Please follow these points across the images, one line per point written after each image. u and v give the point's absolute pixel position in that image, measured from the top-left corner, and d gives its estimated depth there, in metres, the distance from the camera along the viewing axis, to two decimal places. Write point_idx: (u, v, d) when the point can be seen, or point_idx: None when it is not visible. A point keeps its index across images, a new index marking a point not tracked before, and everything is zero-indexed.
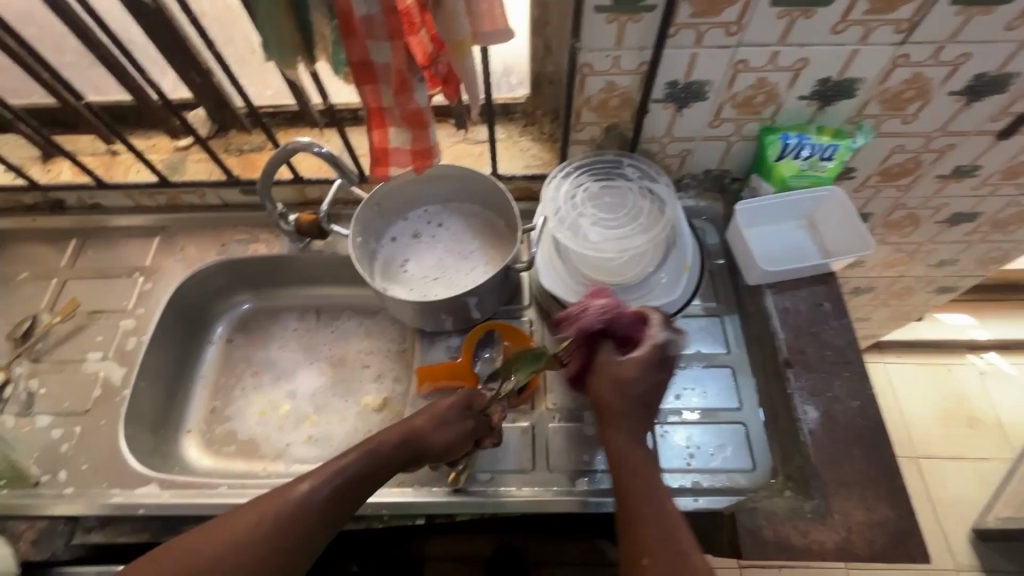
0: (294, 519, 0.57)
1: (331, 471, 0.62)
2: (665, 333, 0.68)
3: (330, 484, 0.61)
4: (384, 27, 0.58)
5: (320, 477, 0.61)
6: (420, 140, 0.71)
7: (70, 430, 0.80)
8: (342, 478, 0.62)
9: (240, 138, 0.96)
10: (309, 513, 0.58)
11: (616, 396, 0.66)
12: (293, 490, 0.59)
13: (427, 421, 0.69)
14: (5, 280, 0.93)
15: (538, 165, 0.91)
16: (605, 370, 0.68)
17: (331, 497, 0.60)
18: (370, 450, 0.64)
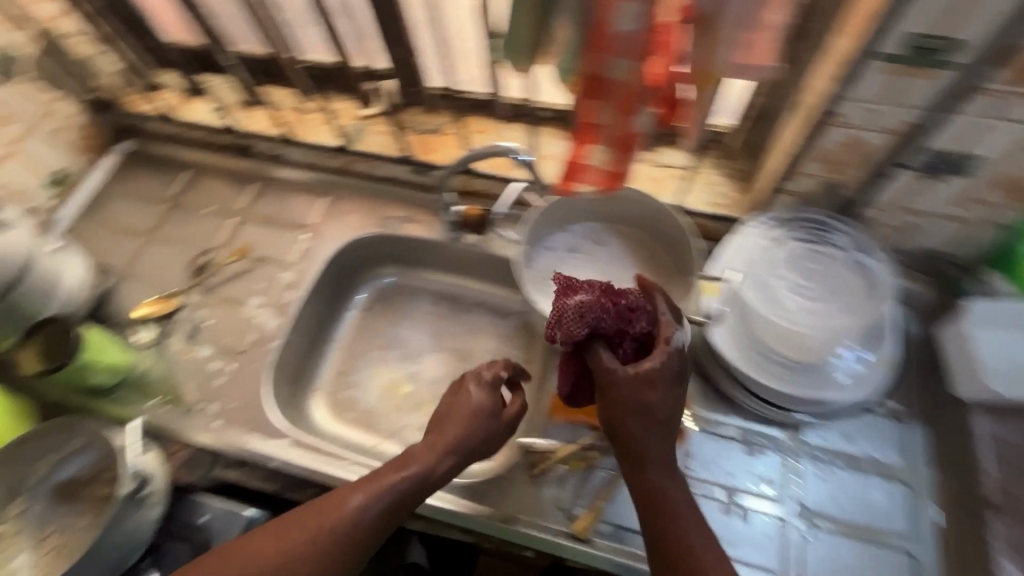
0: (347, 532, 0.59)
1: (378, 485, 0.62)
2: (676, 338, 0.64)
3: (377, 504, 0.61)
4: (635, 47, 0.53)
5: (371, 489, 0.62)
6: (623, 163, 0.66)
7: (226, 367, 0.85)
8: (394, 495, 0.62)
9: (422, 117, 0.96)
10: (361, 526, 0.60)
11: (639, 428, 0.62)
12: (346, 499, 0.61)
13: (464, 427, 0.68)
14: (193, 210, 1.02)
15: (725, 204, 0.83)
16: (610, 388, 0.63)
17: (380, 516, 0.61)
18: (420, 468, 0.64)
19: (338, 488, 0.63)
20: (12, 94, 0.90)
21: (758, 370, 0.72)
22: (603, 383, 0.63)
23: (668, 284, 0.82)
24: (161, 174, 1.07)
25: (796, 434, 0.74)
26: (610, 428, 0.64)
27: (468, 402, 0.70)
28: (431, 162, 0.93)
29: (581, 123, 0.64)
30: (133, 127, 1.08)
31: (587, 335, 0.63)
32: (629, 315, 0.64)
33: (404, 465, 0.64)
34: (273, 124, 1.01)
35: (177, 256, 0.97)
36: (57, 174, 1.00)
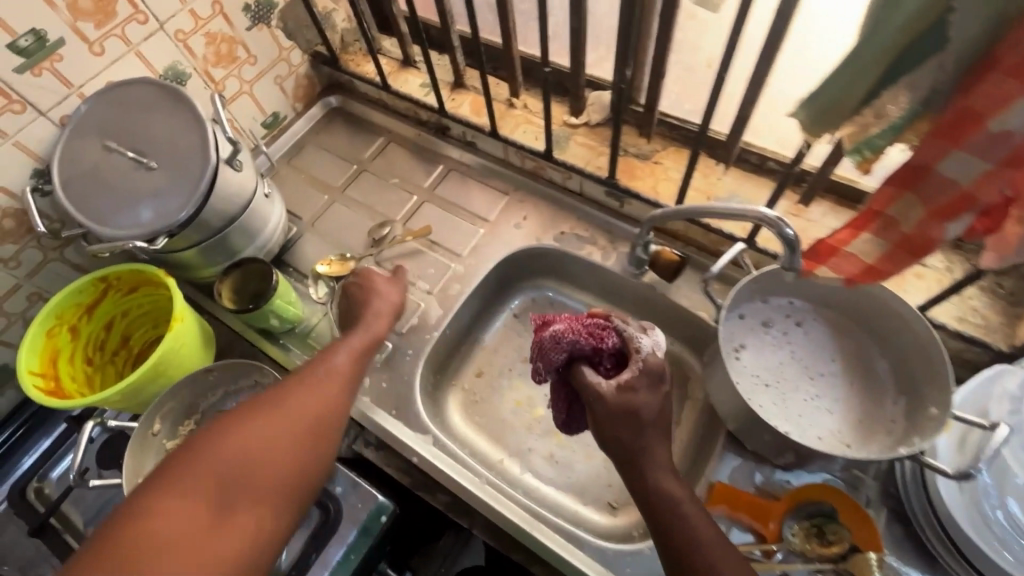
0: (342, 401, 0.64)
1: (338, 346, 0.70)
2: (642, 343, 0.65)
3: (335, 355, 0.69)
4: (1006, 151, 0.43)
5: (336, 348, 0.70)
6: (896, 265, 0.56)
7: (384, 344, 0.86)
8: (354, 347, 0.71)
9: (630, 138, 0.89)
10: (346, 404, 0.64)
11: (626, 418, 0.61)
12: (333, 370, 0.66)
13: (381, 321, 0.76)
14: (380, 177, 1.04)
15: (980, 326, 0.69)
16: (623, 411, 0.61)
17: (354, 377, 0.67)
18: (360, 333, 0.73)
19: (315, 358, 0.68)
20: (259, 39, 0.95)
21: (987, 542, 0.58)
22: (596, 406, 0.62)
23: (881, 396, 0.71)
24: (358, 134, 1.10)
25: None
26: (605, 443, 0.62)
27: (389, 298, 0.80)
28: (633, 189, 0.86)
29: (866, 208, 0.55)
30: (343, 84, 1.12)
31: (564, 361, 0.65)
32: (601, 332, 0.65)
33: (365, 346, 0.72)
34: (477, 111, 0.99)
35: (358, 220, 0.99)
36: (273, 116, 1.06)
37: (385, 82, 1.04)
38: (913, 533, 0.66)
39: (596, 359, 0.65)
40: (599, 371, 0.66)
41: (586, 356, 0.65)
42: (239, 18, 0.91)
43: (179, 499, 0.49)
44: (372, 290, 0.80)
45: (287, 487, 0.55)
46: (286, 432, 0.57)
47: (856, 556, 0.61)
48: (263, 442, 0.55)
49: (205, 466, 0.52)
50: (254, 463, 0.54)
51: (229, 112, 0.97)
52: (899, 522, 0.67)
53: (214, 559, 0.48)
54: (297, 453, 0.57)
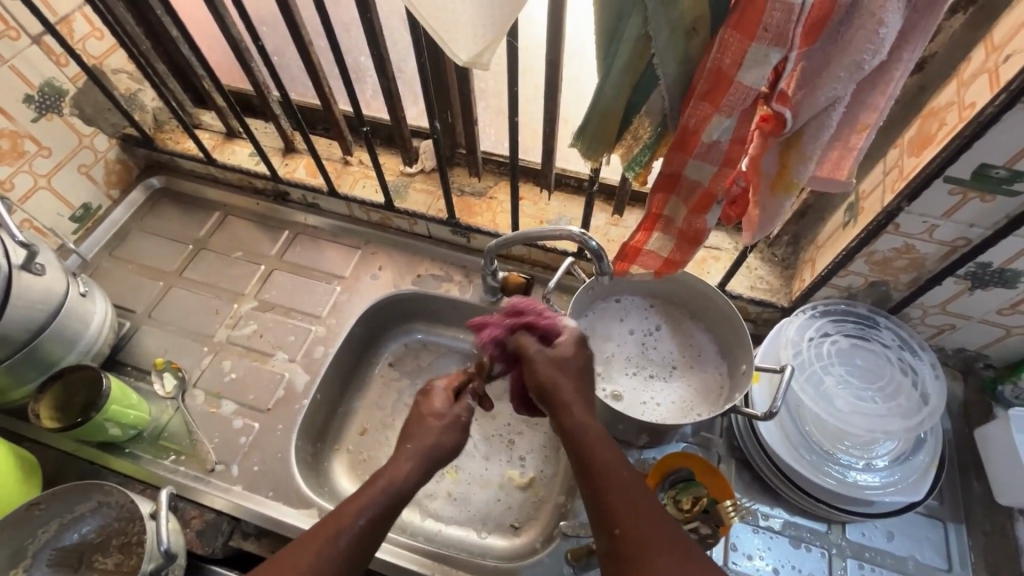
0: (351, 546, 0.57)
1: (366, 497, 0.60)
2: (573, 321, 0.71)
3: (363, 517, 0.59)
4: (723, 155, 0.53)
5: (367, 499, 0.60)
6: (682, 254, 0.67)
7: (250, 425, 0.82)
8: (382, 504, 0.60)
9: (464, 179, 0.96)
10: (349, 545, 0.57)
11: (634, 496, 0.56)
12: (350, 526, 0.58)
13: (409, 472, 0.63)
14: (221, 253, 0.99)
15: (765, 289, 0.84)
16: (617, 490, 0.57)
17: (361, 534, 0.58)
18: (385, 483, 0.62)
19: (342, 506, 0.59)
20: (51, 130, 0.88)
21: (808, 469, 0.71)
22: (593, 457, 0.59)
23: (714, 370, 0.81)
24: (189, 213, 1.04)
25: (840, 529, 0.74)
26: (608, 540, 0.55)
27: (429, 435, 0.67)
28: (475, 225, 0.92)
29: (647, 212, 0.66)
30: (163, 163, 1.06)
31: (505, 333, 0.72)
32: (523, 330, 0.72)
33: (370, 485, 0.62)
34: (313, 173, 1.00)
35: (203, 302, 0.94)
36: (83, 209, 0.97)
37: (211, 157, 1.01)
38: (758, 475, 0.77)
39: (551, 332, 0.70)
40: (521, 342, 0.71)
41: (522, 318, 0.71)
42: (21, 110, 0.83)
43: None
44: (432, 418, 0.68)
45: None
46: None
47: (715, 506, 0.69)
48: None
49: None
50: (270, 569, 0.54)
51: (23, 212, 0.87)
52: (747, 468, 0.78)
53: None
54: None
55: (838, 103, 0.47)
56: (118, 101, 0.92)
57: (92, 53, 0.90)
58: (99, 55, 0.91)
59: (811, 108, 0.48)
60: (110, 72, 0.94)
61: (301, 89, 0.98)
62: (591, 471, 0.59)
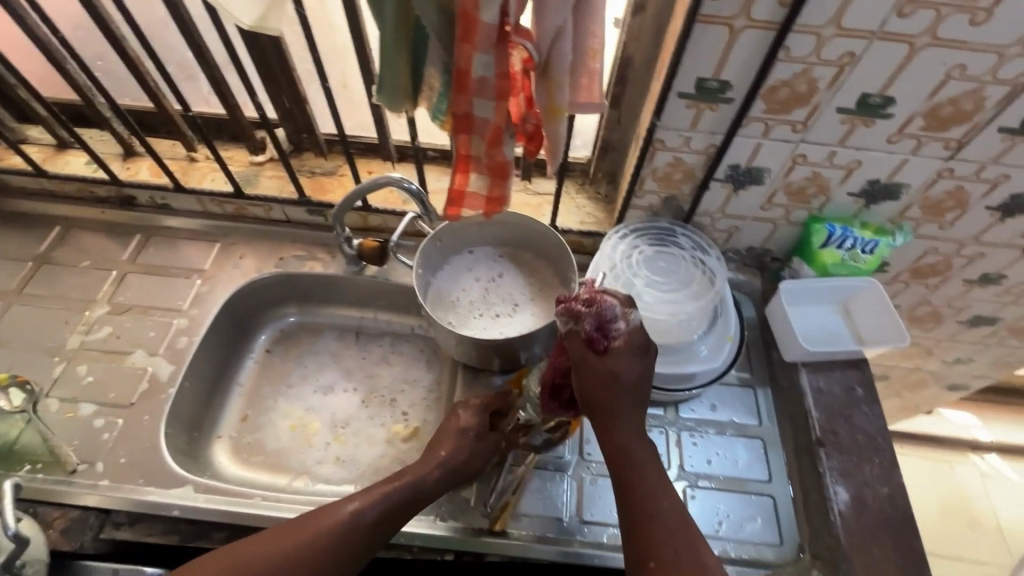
0: (370, 523, 0.64)
1: (383, 490, 0.67)
2: (638, 315, 0.65)
3: (367, 508, 0.65)
4: (494, 88, 0.63)
5: (380, 491, 0.67)
6: (497, 189, 0.76)
7: (113, 421, 0.81)
8: (399, 494, 0.67)
9: (314, 162, 1.01)
10: (345, 531, 0.62)
11: (669, 518, 0.61)
12: (343, 512, 0.63)
13: (433, 475, 0.71)
14: (66, 265, 0.96)
15: (593, 222, 0.96)
16: (653, 515, 0.61)
17: (376, 520, 0.65)
18: (410, 479, 0.69)
19: (346, 498, 0.65)
20: None
21: None
22: (630, 476, 0.63)
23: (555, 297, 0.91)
24: (25, 231, 1.00)
25: (673, 409, 0.86)
26: (639, 568, 0.59)
27: (457, 450, 0.75)
28: (329, 202, 0.98)
29: (458, 155, 0.74)
30: None
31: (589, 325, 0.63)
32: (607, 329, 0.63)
33: (394, 480, 0.69)
34: (158, 174, 1.00)
35: (50, 314, 0.91)
36: None
37: (41, 169, 0.98)
38: None
39: (614, 330, 0.63)
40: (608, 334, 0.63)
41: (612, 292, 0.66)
42: None
43: None
44: (479, 438, 0.76)
45: None
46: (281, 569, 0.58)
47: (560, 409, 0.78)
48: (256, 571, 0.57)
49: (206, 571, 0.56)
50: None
51: None
52: None
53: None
54: None
55: (564, 30, 0.59)
56: None
57: None
58: None
59: (546, 36, 0.59)
60: None
61: (132, 90, 0.98)
62: (623, 489, 0.63)
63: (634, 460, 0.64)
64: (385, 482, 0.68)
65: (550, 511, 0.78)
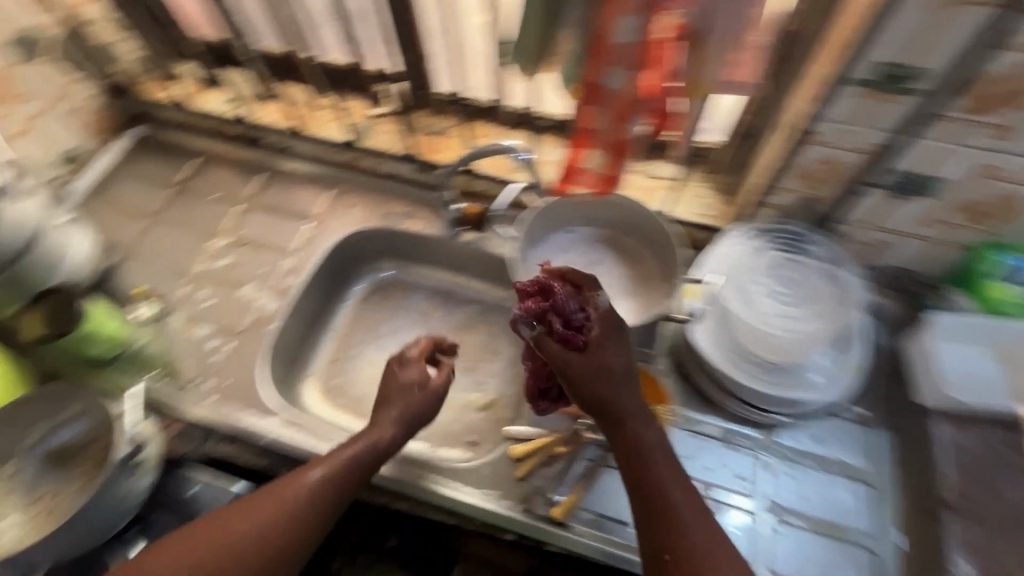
0: (318, 489, 0.63)
1: (337, 454, 0.66)
2: (603, 298, 0.66)
3: (316, 471, 0.64)
4: (634, 57, 0.57)
5: (348, 452, 0.67)
6: (614, 167, 0.71)
7: (226, 345, 0.88)
8: (364, 458, 0.67)
9: (427, 120, 1.01)
10: (307, 497, 0.62)
11: (688, 514, 0.58)
12: (301, 480, 0.63)
13: (393, 432, 0.70)
14: (200, 196, 1.05)
15: (710, 215, 0.88)
16: (670, 507, 0.59)
17: (340, 483, 0.65)
18: (368, 443, 0.68)
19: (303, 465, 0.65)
20: (34, 74, 0.94)
21: (737, 372, 0.75)
22: (642, 471, 0.61)
23: (655, 293, 0.85)
24: (170, 160, 1.10)
25: (770, 434, 0.78)
26: (657, 562, 0.57)
27: (404, 403, 0.73)
28: (437, 162, 0.97)
29: (579, 127, 0.69)
30: (146, 114, 1.12)
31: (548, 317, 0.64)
32: (575, 318, 0.64)
33: (352, 443, 0.68)
34: (284, 117, 1.05)
35: (183, 239, 1.00)
36: (70, 153, 1.03)
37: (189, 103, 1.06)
38: (696, 386, 0.82)
39: (581, 322, 0.64)
40: (568, 322, 0.64)
41: (568, 282, 0.68)
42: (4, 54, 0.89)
43: None
44: (399, 385, 0.74)
45: None
46: (245, 545, 0.59)
47: None
48: (213, 551, 0.58)
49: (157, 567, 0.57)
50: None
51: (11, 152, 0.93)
52: (687, 382, 0.83)
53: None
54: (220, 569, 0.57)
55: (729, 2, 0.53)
56: None
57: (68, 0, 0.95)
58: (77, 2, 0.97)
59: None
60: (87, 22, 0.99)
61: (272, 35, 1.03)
62: (638, 489, 0.60)
63: (641, 451, 0.62)
64: (348, 446, 0.68)
65: (618, 515, 0.73)
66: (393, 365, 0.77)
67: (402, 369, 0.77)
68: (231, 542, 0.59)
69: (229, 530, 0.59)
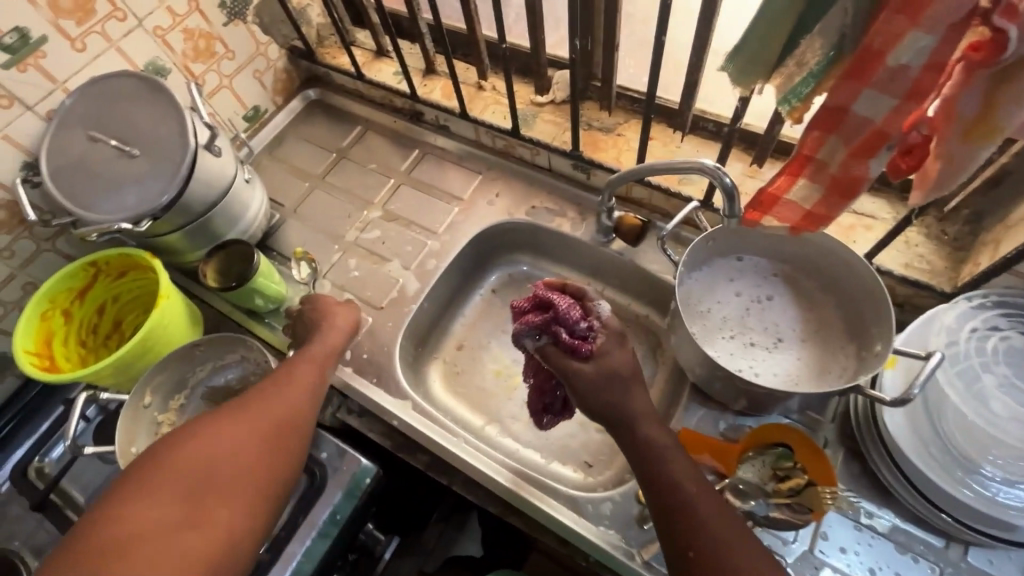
0: (313, 382, 0.73)
1: (300, 355, 0.76)
2: (604, 305, 0.65)
3: (294, 359, 0.75)
4: (909, 84, 0.46)
5: (312, 353, 0.76)
6: (829, 206, 0.59)
7: (366, 318, 0.91)
8: (318, 356, 0.76)
9: (593, 113, 0.94)
10: (306, 390, 0.71)
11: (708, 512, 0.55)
12: (292, 374, 0.72)
13: (335, 336, 0.80)
14: (359, 164, 1.08)
15: (923, 270, 0.73)
16: (684, 502, 0.56)
17: (316, 372, 0.74)
18: (323, 347, 0.78)
19: (287, 366, 0.73)
20: (237, 34, 1.00)
21: (936, 471, 0.62)
22: (654, 466, 0.59)
23: (838, 348, 0.73)
24: (336, 125, 1.14)
25: (961, 549, 0.65)
26: (684, 563, 0.54)
27: (341, 333, 0.81)
28: (596, 161, 0.90)
29: (797, 154, 0.58)
30: (320, 77, 1.16)
31: (556, 330, 0.62)
32: (582, 331, 0.63)
33: (309, 350, 0.77)
34: (448, 95, 1.03)
35: (338, 205, 1.04)
36: (254, 110, 1.10)
37: (360, 72, 1.08)
38: (870, 470, 0.69)
39: (586, 331, 0.63)
40: (572, 333, 0.62)
41: (567, 293, 0.66)
42: (215, 14, 0.96)
43: (163, 495, 0.57)
44: (327, 313, 0.83)
45: (260, 468, 0.62)
46: (267, 424, 0.65)
47: (811, 490, 0.66)
48: (240, 431, 0.63)
49: (191, 451, 0.60)
50: (222, 474, 0.60)
51: (210, 106, 1.01)
52: (857, 460, 0.70)
53: (193, 558, 0.55)
54: (258, 447, 0.63)
55: None
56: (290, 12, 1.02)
57: None
58: None
59: None
60: None
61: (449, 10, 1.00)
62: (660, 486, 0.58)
63: (650, 450, 0.59)
64: (308, 350, 0.77)
65: None
66: (335, 310, 0.84)
67: (330, 303, 0.85)
68: (260, 422, 0.65)
69: (258, 414, 0.66)
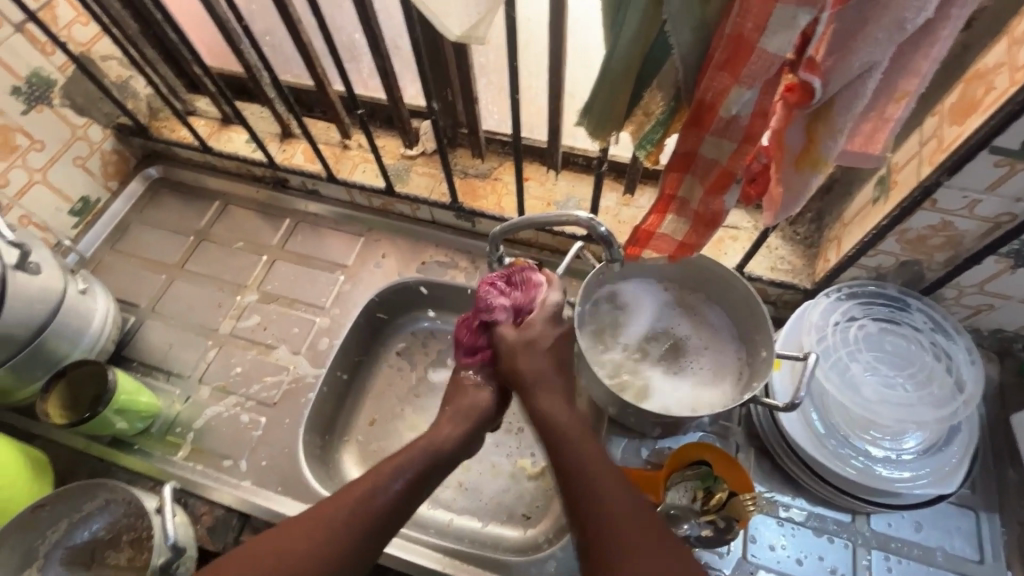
0: (395, 497, 0.57)
1: (407, 457, 0.60)
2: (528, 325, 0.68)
3: (401, 476, 0.58)
4: (743, 130, 0.49)
5: (405, 457, 0.60)
6: (697, 237, 0.61)
7: (258, 419, 0.82)
8: (420, 463, 0.59)
9: (467, 160, 0.92)
10: (387, 502, 0.57)
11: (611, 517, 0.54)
12: (385, 487, 0.57)
13: (452, 435, 0.63)
14: (222, 244, 0.97)
15: (786, 271, 0.80)
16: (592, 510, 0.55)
17: (411, 488, 0.59)
18: (426, 444, 0.61)
19: (377, 468, 0.59)
20: (43, 122, 0.86)
21: (832, 458, 0.68)
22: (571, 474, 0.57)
23: (730, 354, 0.77)
24: (188, 204, 1.02)
25: (864, 519, 0.71)
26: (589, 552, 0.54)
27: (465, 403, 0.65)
28: (479, 209, 0.89)
29: (660, 193, 0.60)
30: (160, 154, 1.04)
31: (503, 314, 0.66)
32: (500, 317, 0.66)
33: (414, 444, 0.61)
34: (311, 158, 0.97)
35: (206, 295, 0.93)
36: (82, 202, 0.95)
37: (206, 145, 0.98)
38: (779, 464, 0.74)
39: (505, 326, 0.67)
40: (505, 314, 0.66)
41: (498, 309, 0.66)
42: (9, 103, 0.81)
43: None
44: (457, 386, 0.67)
45: None
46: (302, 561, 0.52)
47: (734, 501, 0.66)
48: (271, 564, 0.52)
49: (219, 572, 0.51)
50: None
51: (21, 208, 0.86)
52: (767, 457, 0.75)
53: None
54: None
55: (875, 70, 0.43)
56: (107, 89, 0.90)
57: (78, 40, 0.87)
58: (86, 41, 0.89)
59: (843, 75, 0.43)
60: (98, 60, 0.91)
61: (294, 69, 0.94)
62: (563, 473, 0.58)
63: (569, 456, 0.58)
64: (412, 453, 0.60)
65: None
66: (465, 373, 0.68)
67: (462, 376, 0.68)
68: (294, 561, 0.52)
69: (298, 547, 0.53)
